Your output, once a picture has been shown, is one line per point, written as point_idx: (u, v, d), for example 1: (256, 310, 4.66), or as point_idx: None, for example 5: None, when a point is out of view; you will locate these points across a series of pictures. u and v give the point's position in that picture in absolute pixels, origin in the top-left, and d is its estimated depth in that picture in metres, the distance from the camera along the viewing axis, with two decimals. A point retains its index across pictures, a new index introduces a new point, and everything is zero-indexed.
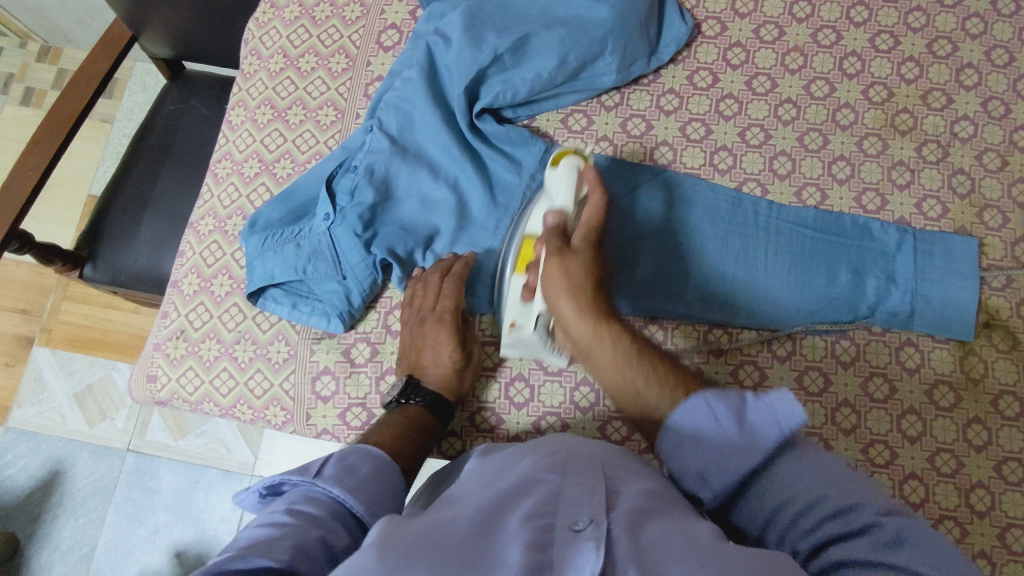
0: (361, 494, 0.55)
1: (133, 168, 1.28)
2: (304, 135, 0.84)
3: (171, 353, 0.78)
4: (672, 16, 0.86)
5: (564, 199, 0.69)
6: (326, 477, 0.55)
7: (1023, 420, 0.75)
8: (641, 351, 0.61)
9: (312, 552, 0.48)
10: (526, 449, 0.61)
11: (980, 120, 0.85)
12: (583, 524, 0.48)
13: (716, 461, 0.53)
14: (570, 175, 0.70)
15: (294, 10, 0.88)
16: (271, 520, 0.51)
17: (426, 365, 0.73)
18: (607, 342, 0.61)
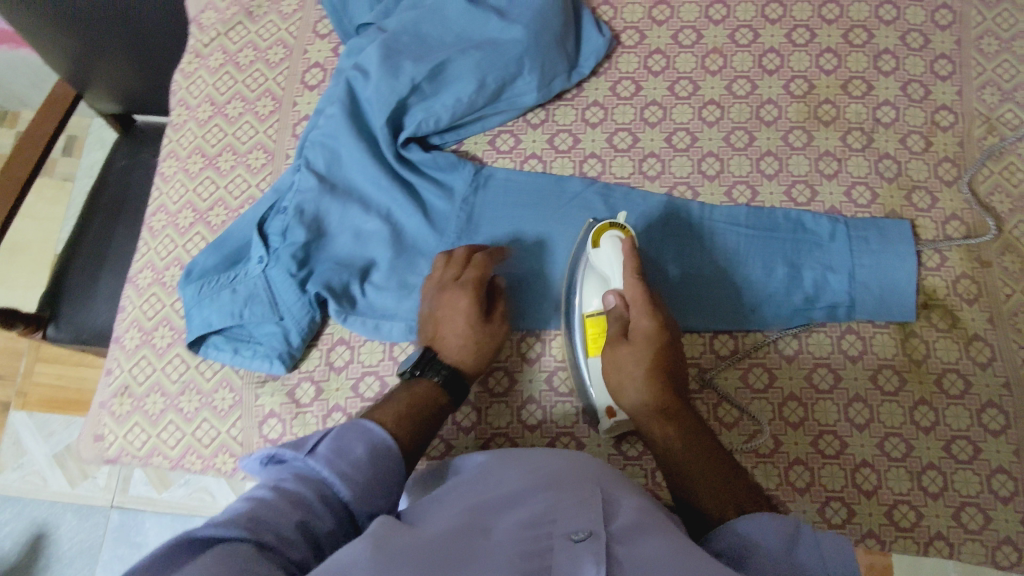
0: (352, 479, 0.53)
1: (89, 225, 1.27)
2: (236, 181, 0.84)
3: (116, 410, 0.78)
4: (590, 30, 0.87)
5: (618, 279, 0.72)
6: (319, 455, 0.53)
7: (967, 396, 0.77)
8: (695, 436, 0.64)
9: (285, 540, 0.47)
10: (511, 457, 0.61)
11: (901, 103, 0.86)
12: (581, 535, 0.49)
13: (771, 561, 0.51)
14: (614, 253, 0.72)
15: (218, 57, 0.89)
16: (254, 495, 0.50)
17: (440, 334, 0.72)
18: (659, 430, 0.65)
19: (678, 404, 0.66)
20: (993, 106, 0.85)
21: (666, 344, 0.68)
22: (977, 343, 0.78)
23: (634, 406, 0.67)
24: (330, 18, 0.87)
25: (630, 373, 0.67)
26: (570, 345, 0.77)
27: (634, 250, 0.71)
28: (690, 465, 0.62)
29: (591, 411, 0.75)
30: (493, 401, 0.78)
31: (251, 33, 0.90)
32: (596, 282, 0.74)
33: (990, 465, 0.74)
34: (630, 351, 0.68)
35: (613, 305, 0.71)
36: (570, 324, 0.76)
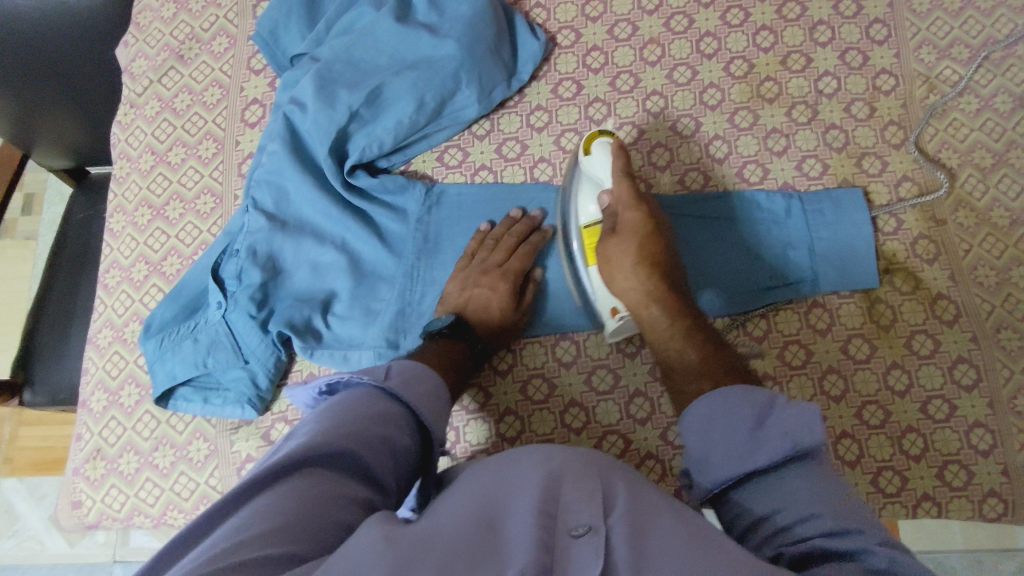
0: (426, 404, 0.59)
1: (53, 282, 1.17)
2: (186, 228, 0.83)
3: (90, 475, 0.77)
4: (524, 35, 0.87)
5: (608, 179, 0.73)
6: (394, 381, 0.59)
7: (938, 356, 0.77)
8: (687, 325, 0.68)
9: (372, 447, 0.51)
10: (517, 455, 0.59)
11: (841, 73, 0.86)
12: (582, 530, 0.46)
13: (724, 442, 0.57)
14: (605, 157, 0.73)
15: (154, 105, 0.88)
16: (332, 411, 0.54)
17: (472, 307, 0.76)
18: (648, 315, 0.69)
19: (670, 292, 0.69)
20: (932, 65, 0.86)
21: (656, 236, 0.70)
22: (941, 302, 0.78)
23: (627, 289, 0.70)
24: (264, 53, 0.87)
25: (623, 264, 0.70)
26: (568, 253, 0.78)
27: (623, 153, 0.72)
28: (683, 352, 0.67)
29: (595, 317, 0.77)
30: (471, 417, 0.78)
31: (185, 77, 0.89)
32: (589, 188, 0.74)
33: (967, 420, 0.75)
34: (620, 246, 0.70)
35: (607, 205, 0.72)
36: (568, 233, 0.77)
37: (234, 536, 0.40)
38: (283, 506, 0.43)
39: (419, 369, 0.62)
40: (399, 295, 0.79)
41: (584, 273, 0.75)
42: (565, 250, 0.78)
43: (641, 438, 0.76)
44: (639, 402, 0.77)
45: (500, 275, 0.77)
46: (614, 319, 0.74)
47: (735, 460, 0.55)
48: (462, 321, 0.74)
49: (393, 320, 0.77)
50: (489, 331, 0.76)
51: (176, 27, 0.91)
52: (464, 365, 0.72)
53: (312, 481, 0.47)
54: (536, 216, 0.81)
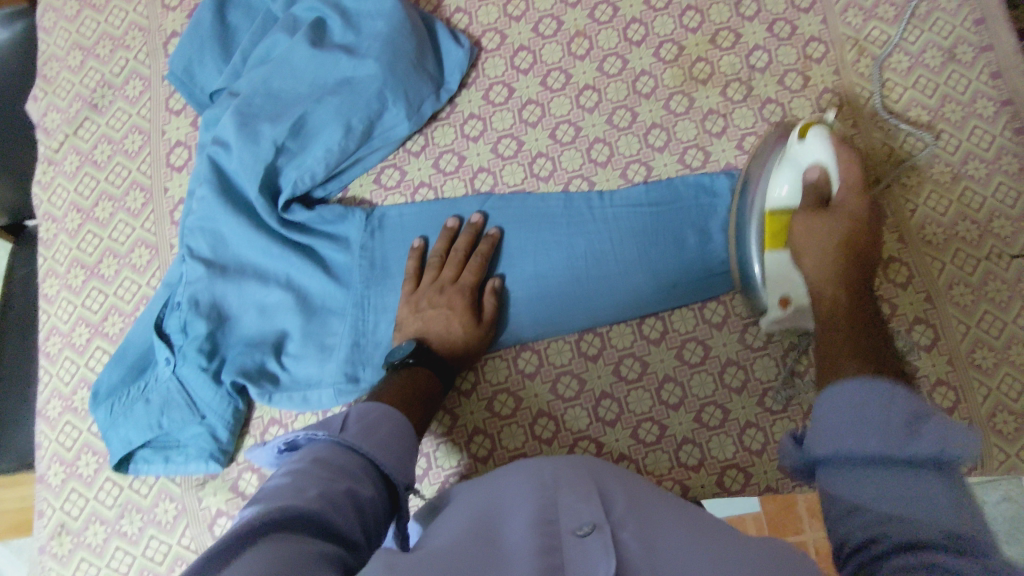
0: (384, 450, 0.58)
1: None
2: (124, 284, 0.80)
3: (58, 551, 0.75)
4: (447, 43, 0.84)
5: (826, 165, 0.68)
6: (351, 433, 0.58)
7: (896, 319, 0.77)
8: (864, 299, 0.60)
9: (340, 503, 0.50)
10: (509, 468, 0.59)
11: (771, 45, 0.85)
12: (587, 528, 0.46)
13: (863, 438, 0.43)
14: (823, 142, 0.68)
15: (73, 159, 0.85)
16: (293, 470, 0.53)
17: (435, 329, 0.74)
18: (827, 286, 0.62)
19: (859, 284, 0.62)
20: (859, 27, 0.85)
21: (870, 224, 0.66)
22: (893, 265, 0.79)
23: (815, 266, 0.64)
24: (180, 92, 0.83)
25: (819, 241, 0.64)
26: (741, 246, 0.74)
27: (845, 143, 0.68)
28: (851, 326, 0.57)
29: (756, 306, 0.74)
30: (440, 441, 0.77)
31: (102, 127, 0.85)
32: (788, 170, 0.70)
33: (929, 379, 0.76)
34: (824, 223, 0.65)
35: (812, 180, 0.68)
36: (748, 212, 0.73)
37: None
38: (257, 569, 0.40)
39: (382, 410, 0.63)
40: (353, 327, 0.77)
41: (755, 258, 0.72)
42: (739, 227, 0.74)
43: (612, 440, 0.76)
44: (607, 404, 0.76)
45: (454, 291, 0.75)
46: (783, 309, 0.71)
47: (868, 446, 0.42)
48: (422, 346, 0.73)
49: (349, 354, 0.76)
50: (453, 352, 0.75)
51: (86, 76, 0.87)
52: (432, 389, 0.71)
53: (281, 543, 0.44)
54: (477, 221, 0.79)
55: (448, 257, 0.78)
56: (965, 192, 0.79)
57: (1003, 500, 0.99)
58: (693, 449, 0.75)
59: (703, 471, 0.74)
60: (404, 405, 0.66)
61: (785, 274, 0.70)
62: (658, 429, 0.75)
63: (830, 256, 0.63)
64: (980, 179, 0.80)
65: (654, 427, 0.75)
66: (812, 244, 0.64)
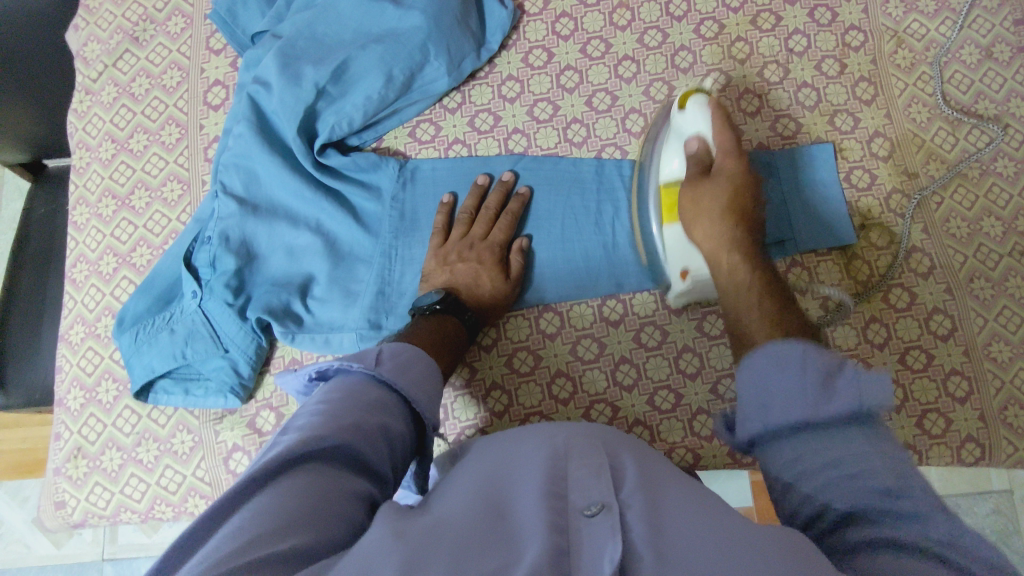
0: (417, 390, 0.58)
1: (18, 277, 1.05)
2: (153, 217, 0.81)
3: (73, 474, 0.75)
4: (491, 4, 0.85)
5: (706, 134, 0.68)
6: (387, 368, 0.58)
7: (915, 307, 0.78)
8: (773, 289, 0.64)
9: (373, 440, 0.50)
10: (521, 434, 0.57)
11: (811, 30, 0.86)
12: (595, 509, 0.45)
13: (786, 404, 0.49)
14: (702, 116, 0.68)
15: (110, 91, 0.85)
16: (327, 399, 0.53)
17: (461, 282, 0.75)
18: (725, 258, 0.66)
19: (754, 248, 0.66)
20: (899, 19, 0.86)
21: (747, 185, 0.68)
22: (915, 255, 0.79)
23: (708, 239, 0.67)
24: (222, 32, 0.84)
25: (714, 226, 0.66)
26: (648, 242, 0.75)
27: (723, 110, 0.68)
28: (760, 305, 0.63)
29: (662, 279, 0.75)
30: (458, 394, 0.78)
31: (142, 61, 0.85)
32: (673, 142, 0.71)
33: (944, 369, 0.76)
34: (708, 186, 0.67)
35: (694, 151, 0.68)
36: (646, 186, 0.74)
37: (236, 540, 0.38)
38: (284, 506, 0.42)
39: (413, 351, 0.62)
40: (379, 275, 0.78)
41: (657, 233, 0.72)
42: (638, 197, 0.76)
43: (628, 404, 0.76)
44: (625, 369, 0.77)
45: (483, 247, 0.76)
46: (684, 280, 0.72)
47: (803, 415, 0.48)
48: (452, 296, 0.73)
49: (374, 301, 0.76)
50: (478, 306, 0.75)
51: (128, 9, 0.87)
52: (457, 339, 0.71)
53: (308, 478, 0.45)
54: (508, 179, 0.80)
55: (478, 214, 0.79)
56: (992, 189, 0.80)
57: (993, 512, 1.02)
58: (707, 419, 0.75)
59: (716, 441, 0.75)
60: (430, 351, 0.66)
61: (685, 249, 0.70)
62: (674, 398, 0.76)
63: (730, 248, 0.66)
64: (1008, 176, 0.80)
65: (670, 395, 0.76)
66: (697, 212, 0.67)
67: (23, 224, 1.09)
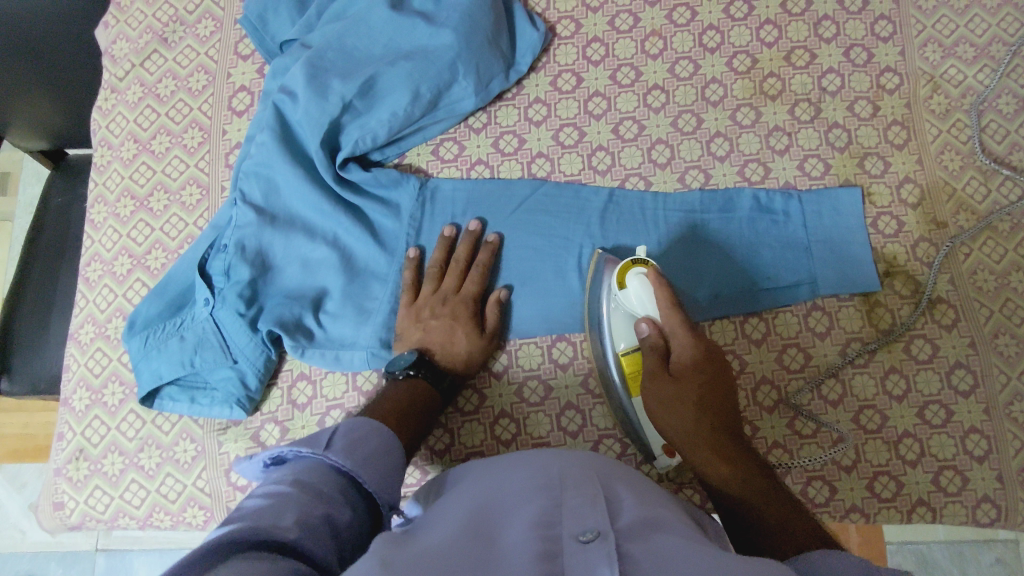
0: (370, 471, 0.54)
1: (30, 269, 1.04)
2: (170, 220, 0.80)
3: (73, 475, 0.75)
4: (523, 25, 0.84)
5: (650, 313, 0.69)
6: (337, 449, 0.54)
7: (937, 360, 0.76)
8: (746, 464, 0.64)
9: (320, 534, 0.46)
10: (514, 462, 0.56)
11: (846, 70, 0.84)
12: (589, 534, 0.44)
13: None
14: (640, 283, 0.68)
15: (136, 90, 0.85)
16: (272, 490, 0.48)
17: (432, 345, 0.73)
18: (711, 464, 0.64)
19: (715, 391, 0.66)
20: (936, 63, 0.84)
21: (714, 376, 0.67)
22: (940, 306, 0.78)
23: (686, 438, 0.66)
24: (251, 38, 0.83)
25: (680, 420, 0.66)
26: (612, 400, 0.73)
27: (658, 276, 0.68)
28: (746, 483, 0.62)
29: (645, 451, 0.72)
30: (465, 420, 0.77)
31: (169, 62, 0.85)
32: (620, 324, 0.71)
33: (963, 426, 0.75)
34: (674, 386, 0.67)
35: (645, 337, 0.68)
36: (605, 370, 0.73)
37: None
38: None
39: (370, 425, 0.59)
40: (393, 294, 0.77)
41: (627, 407, 0.71)
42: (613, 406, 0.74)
43: (637, 442, 0.75)
44: None
45: (456, 302, 0.75)
46: (669, 457, 0.70)
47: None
48: (424, 357, 0.72)
49: (387, 319, 0.76)
50: (453, 362, 0.74)
51: (159, 9, 0.87)
52: (431, 399, 0.70)
53: (249, 567, 0.40)
54: (474, 228, 0.78)
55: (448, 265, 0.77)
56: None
57: (997, 562, 1.00)
58: None
59: None
60: (399, 417, 0.65)
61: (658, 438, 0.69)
62: None
63: (696, 430, 0.65)
64: None
65: None
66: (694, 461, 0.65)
67: (40, 211, 1.09)
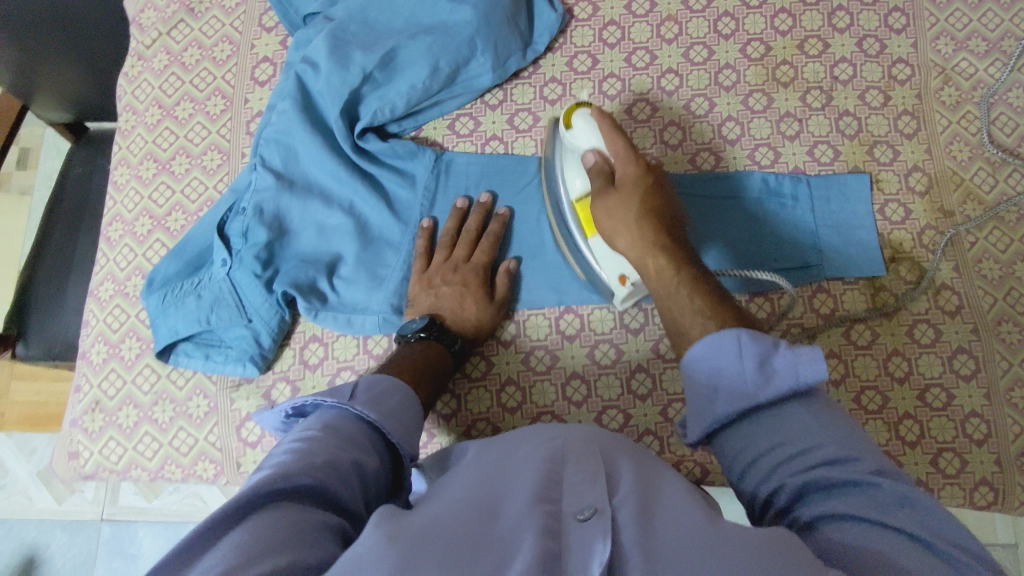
0: (393, 421, 0.56)
1: (50, 237, 1.07)
2: (191, 184, 0.82)
3: (88, 426, 0.77)
4: (541, 6, 0.86)
5: (597, 145, 0.70)
6: (361, 401, 0.56)
7: (939, 345, 0.77)
8: (690, 270, 0.64)
9: (348, 477, 0.49)
10: (521, 433, 0.55)
11: (858, 60, 0.86)
12: (587, 513, 0.43)
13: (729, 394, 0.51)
14: (589, 125, 0.70)
15: (162, 58, 0.87)
16: (302, 436, 0.51)
17: (444, 308, 0.75)
18: (653, 263, 0.64)
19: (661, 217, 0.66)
20: (948, 56, 0.85)
21: (650, 180, 0.68)
22: (944, 293, 0.79)
23: (632, 245, 0.66)
24: (275, 10, 0.85)
25: (623, 217, 0.66)
26: (575, 253, 0.76)
27: (607, 116, 0.70)
28: (693, 302, 0.61)
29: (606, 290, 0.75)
30: (472, 386, 0.78)
31: (195, 32, 0.87)
32: (573, 164, 0.73)
33: (963, 410, 0.75)
34: (619, 198, 0.67)
35: (591, 166, 0.70)
36: (563, 213, 0.76)
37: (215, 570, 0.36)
38: (257, 538, 0.39)
39: (391, 383, 0.61)
40: (406, 262, 0.79)
41: (585, 247, 0.74)
42: (560, 225, 0.77)
43: (640, 414, 0.76)
44: (640, 378, 0.77)
45: (467, 269, 0.77)
46: (625, 286, 0.72)
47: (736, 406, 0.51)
48: (437, 321, 0.74)
49: (398, 286, 0.78)
50: (463, 328, 0.75)
51: None
52: (443, 365, 0.71)
53: (283, 512, 0.43)
54: (486, 200, 0.80)
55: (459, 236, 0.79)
56: None
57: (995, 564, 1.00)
58: None
59: None
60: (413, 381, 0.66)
61: (610, 255, 0.72)
62: None
63: (639, 248, 0.65)
64: None
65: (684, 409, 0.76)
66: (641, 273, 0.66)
67: (61, 180, 1.11)
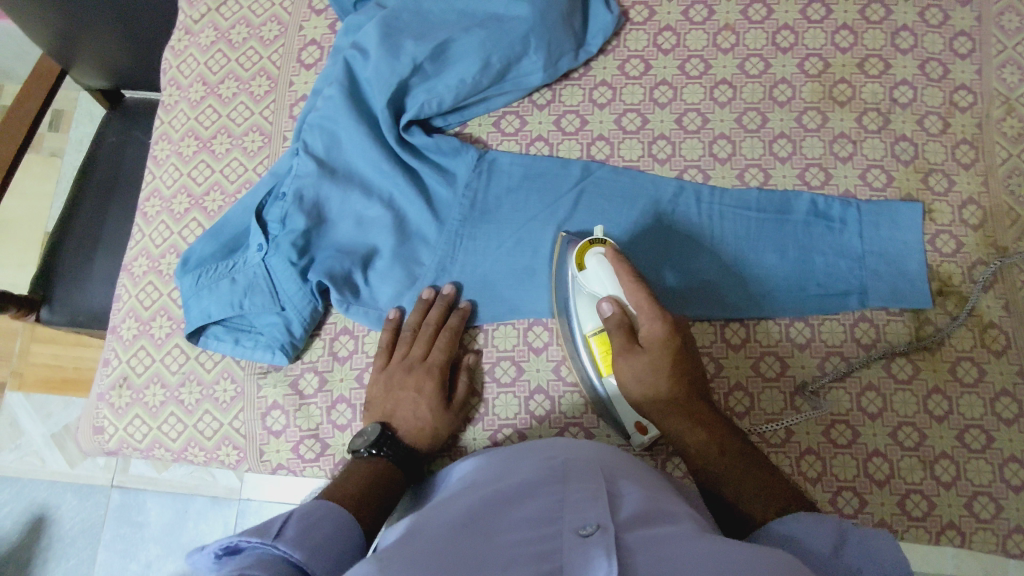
0: (318, 560, 0.48)
1: (81, 204, 1.06)
2: (231, 164, 0.81)
3: (115, 402, 0.77)
4: (597, 7, 0.84)
5: (610, 292, 0.68)
6: (287, 537, 0.48)
7: (982, 384, 0.75)
8: (721, 426, 0.62)
9: None
10: (518, 457, 0.56)
11: (919, 83, 0.83)
12: (590, 528, 0.42)
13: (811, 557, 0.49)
14: (601, 266, 0.68)
15: (209, 34, 0.86)
16: None
17: (402, 418, 0.70)
18: (687, 430, 0.62)
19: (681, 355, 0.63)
20: (1013, 86, 0.82)
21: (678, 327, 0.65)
22: (991, 331, 0.76)
23: (655, 402, 0.63)
24: None
25: (646, 376, 0.63)
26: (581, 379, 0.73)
27: (616, 254, 0.67)
28: (723, 449, 0.61)
29: (618, 430, 0.71)
30: (500, 391, 0.75)
31: (244, 9, 0.86)
32: (586, 305, 0.70)
33: (1002, 454, 0.73)
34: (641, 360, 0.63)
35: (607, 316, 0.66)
36: (574, 347, 0.72)
37: None
38: None
39: (319, 511, 0.54)
40: (442, 260, 0.78)
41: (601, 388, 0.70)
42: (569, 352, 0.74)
43: None
44: None
45: (423, 371, 0.72)
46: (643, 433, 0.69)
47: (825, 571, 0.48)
48: (388, 433, 0.68)
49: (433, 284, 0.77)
50: (420, 441, 0.70)
51: None
52: (395, 479, 0.65)
53: None
54: (447, 293, 0.76)
55: (420, 331, 0.74)
56: None
57: None
58: None
59: None
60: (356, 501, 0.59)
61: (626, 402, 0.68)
62: None
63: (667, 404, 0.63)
64: None
65: None
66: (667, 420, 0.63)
67: (95, 147, 1.10)
